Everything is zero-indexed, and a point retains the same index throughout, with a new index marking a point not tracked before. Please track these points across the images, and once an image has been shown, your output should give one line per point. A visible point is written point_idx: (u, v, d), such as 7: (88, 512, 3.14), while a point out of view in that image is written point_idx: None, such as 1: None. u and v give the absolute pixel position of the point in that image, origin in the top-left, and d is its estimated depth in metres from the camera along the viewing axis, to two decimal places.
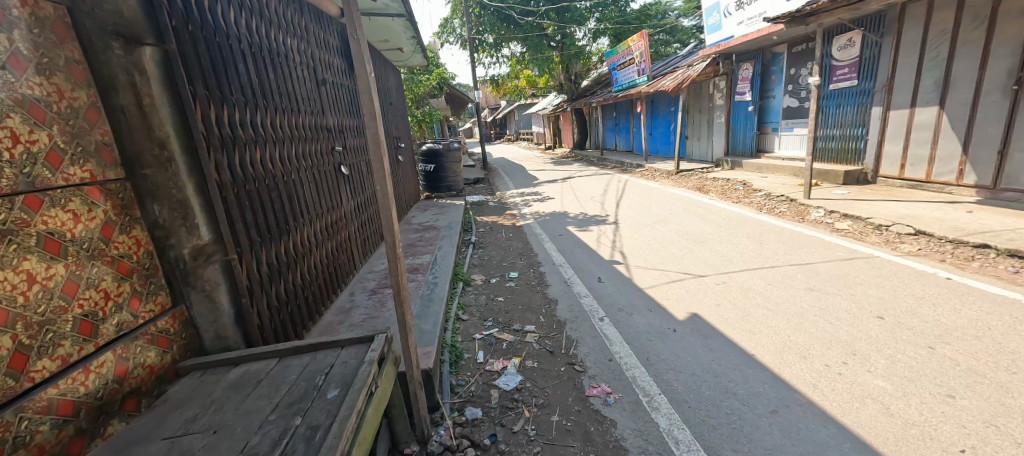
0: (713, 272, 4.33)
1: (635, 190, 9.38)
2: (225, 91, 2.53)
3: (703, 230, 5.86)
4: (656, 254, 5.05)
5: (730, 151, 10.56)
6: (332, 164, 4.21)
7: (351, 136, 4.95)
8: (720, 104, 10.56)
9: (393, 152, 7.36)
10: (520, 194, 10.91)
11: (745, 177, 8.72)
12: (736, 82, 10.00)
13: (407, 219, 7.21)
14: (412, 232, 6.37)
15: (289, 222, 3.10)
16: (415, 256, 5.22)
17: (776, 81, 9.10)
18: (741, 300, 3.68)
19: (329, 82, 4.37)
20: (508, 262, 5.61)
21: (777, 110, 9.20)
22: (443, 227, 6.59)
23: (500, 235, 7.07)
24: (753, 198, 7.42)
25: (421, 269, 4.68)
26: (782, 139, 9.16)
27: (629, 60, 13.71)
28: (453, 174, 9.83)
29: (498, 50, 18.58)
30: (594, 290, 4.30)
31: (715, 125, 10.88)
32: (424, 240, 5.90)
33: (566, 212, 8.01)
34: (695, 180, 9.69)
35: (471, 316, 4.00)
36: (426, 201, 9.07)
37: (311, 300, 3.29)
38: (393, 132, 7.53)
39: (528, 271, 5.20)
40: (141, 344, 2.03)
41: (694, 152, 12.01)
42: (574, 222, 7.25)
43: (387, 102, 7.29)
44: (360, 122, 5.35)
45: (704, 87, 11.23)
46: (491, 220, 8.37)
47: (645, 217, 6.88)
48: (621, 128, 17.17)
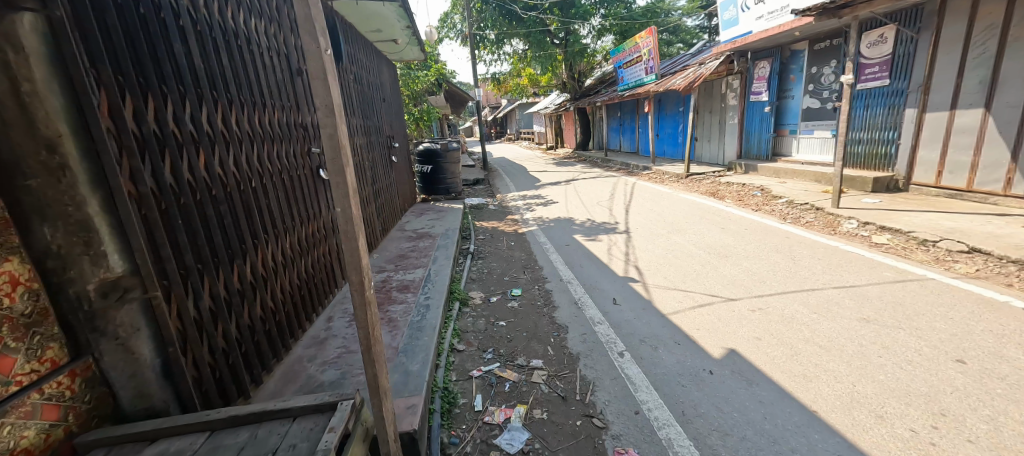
0: (745, 295, 3.77)
1: (645, 195, 8.81)
2: (151, 78, 1.95)
3: (725, 241, 5.31)
4: (676, 270, 4.49)
5: (743, 154, 10.00)
6: (308, 168, 3.66)
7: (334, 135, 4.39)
8: (733, 104, 10.00)
9: (386, 153, 6.80)
10: (521, 197, 10.34)
11: (762, 182, 8.16)
12: (752, 81, 9.42)
13: (400, 226, 6.65)
14: (404, 241, 5.81)
15: (246, 241, 2.54)
16: (406, 270, 4.66)
17: (795, 81, 8.52)
18: (785, 333, 3.13)
19: (305, 73, 3.80)
20: (510, 276, 5.05)
21: (796, 111, 8.62)
22: (439, 235, 6.04)
23: (501, 243, 6.51)
24: (774, 205, 6.87)
25: (412, 287, 4.12)
26: (800, 142, 8.59)
27: (636, 58, 13.13)
28: (451, 176, 9.27)
29: (499, 47, 17.99)
30: (609, 314, 3.74)
31: (727, 126, 10.31)
32: (418, 251, 5.34)
33: (572, 219, 7.45)
34: (707, 184, 9.13)
35: (468, 346, 3.44)
36: (422, 204, 8.52)
37: (275, 333, 2.74)
38: (386, 131, 6.96)
39: (531, 288, 4.64)
40: (11, 422, 1.50)
41: (704, 155, 11.43)
42: (581, 230, 6.70)
43: (380, 98, 6.71)
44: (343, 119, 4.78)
45: (715, 86, 10.66)
46: (490, 226, 7.81)
47: (658, 226, 6.32)
48: (626, 128, 16.60)
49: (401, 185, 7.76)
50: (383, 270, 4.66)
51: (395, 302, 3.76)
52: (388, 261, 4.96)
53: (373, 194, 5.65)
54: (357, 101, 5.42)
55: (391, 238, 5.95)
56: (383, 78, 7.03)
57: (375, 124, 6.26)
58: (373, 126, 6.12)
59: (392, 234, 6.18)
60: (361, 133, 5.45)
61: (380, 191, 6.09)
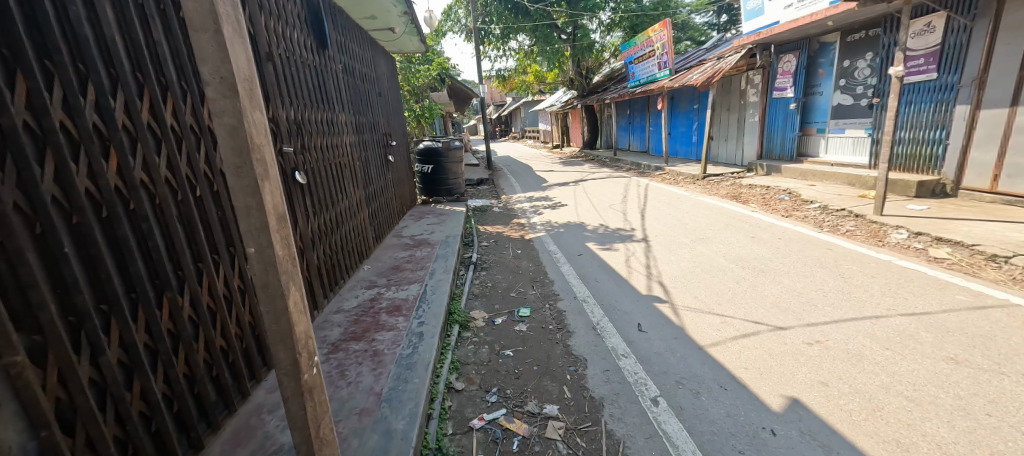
0: (797, 324, 3.18)
1: (659, 198, 8.21)
2: (20, 49, 1.40)
3: (760, 254, 4.71)
4: (709, 289, 3.90)
5: (764, 154, 9.38)
6: (283, 170, 3.09)
7: (318, 131, 3.83)
8: (754, 100, 9.37)
9: (382, 152, 6.25)
10: (528, 199, 9.77)
11: (789, 185, 7.55)
12: (776, 76, 8.77)
13: (397, 231, 6.11)
14: (400, 249, 5.24)
15: (184, 266, 1.99)
16: (400, 286, 4.08)
17: (824, 76, 7.87)
18: (858, 377, 2.54)
19: (280, 57, 3.22)
20: (517, 291, 4.49)
21: (824, 108, 7.99)
22: (439, 243, 5.48)
23: (506, 251, 5.94)
24: (806, 211, 6.25)
25: (405, 308, 3.55)
26: (829, 142, 7.95)
27: (649, 52, 12.47)
28: (453, 176, 8.70)
29: (505, 42, 17.36)
30: (636, 345, 3.16)
31: (747, 124, 9.68)
32: (414, 262, 4.78)
33: (583, 224, 6.87)
34: (728, 186, 8.52)
35: (468, 384, 2.89)
36: (422, 207, 7.96)
37: (224, 380, 2.20)
38: (382, 128, 6.40)
39: (542, 307, 4.07)
40: None
41: (721, 155, 10.80)
42: (593, 237, 6.13)
43: (375, 92, 6.13)
44: (329, 113, 4.21)
45: (734, 82, 10.03)
46: (495, 231, 7.25)
47: (681, 234, 5.72)
48: (636, 127, 15.96)
49: (400, 187, 7.19)
50: (373, 285, 4.11)
51: (384, 328, 3.20)
52: (379, 274, 4.39)
53: (365, 197, 5.10)
54: (348, 94, 4.87)
55: (385, 247, 5.38)
56: (379, 71, 6.48)
57: (369, 121, 5.72)
58: (367, 124, 5.57)
59: (387, 241, 5.63)
60: (352, 129, 4.90)
61: (375, 193, 5.55)
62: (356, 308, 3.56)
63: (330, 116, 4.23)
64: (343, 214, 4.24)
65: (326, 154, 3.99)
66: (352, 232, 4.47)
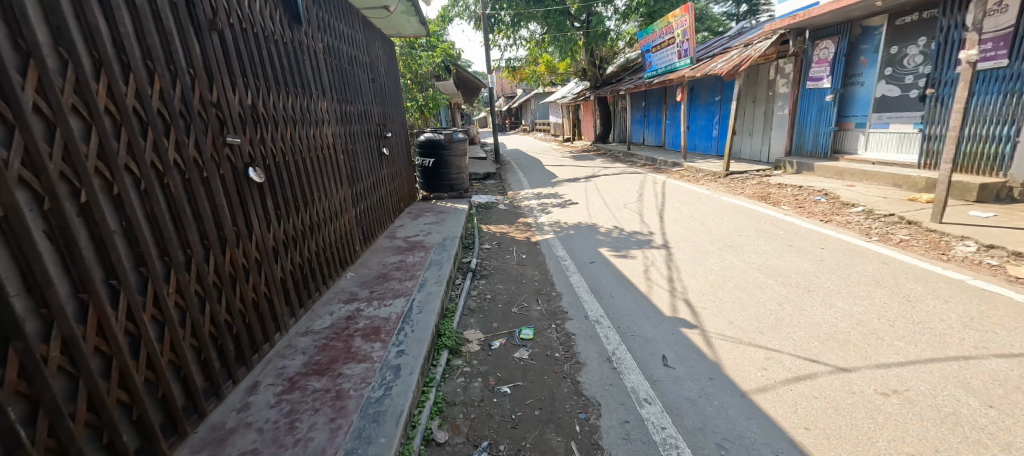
0: (864, 365, 2.57)
1: (678, 197, 7.54)
2: None
3: (801, 267, 4.07)
4: (746, 313, 3.29)
5: (793, 150, 8.65)
6: (232, 164, 2.54)
7: (287, 116, 3.25)
8: (784, 92, 8.63)
9: (375, 144, 5.68)
10: (536, 195, 9.19)
11: (825, 185, 6.86)
12: (810, 64, 8.02)
13: (391, 231, 5.58)
14: (390, 254, 4.69)
15: None
16: (383, 300, 3.50)
17: (867, 64, 7.12)
18: (961, 450, 1.94)
19: (229, 25, 2.63)
20: (520, 306, 3.93)
21: (865, 100, 7.25)
22: (434, 247, 4.90)
23: (510, 256, 5.37)
24: (848, 215, 5.58)
25: (384, 331, 2.98)
26: (870, 138, 7.24)
27: (668, 40, 11.70)
28: (456, 171, 8.11)
29: (515, 30, 16.74)
30: (662, 386, 2.57)
31: (776, 118, 8.94)
32: (404, 269, 4.20)
33: (595, 225, 6.27)
34: (754, 185, 7.84)
35: (453, 435, 2.33)
36: (422, 204, 7.40)
37: (120, 446, 1.65)
38: (376, 118, 5.83)
39: (547, 328, 3.48)
40: None
41: (745, 151, 10.08)
42: (607, 240, 5.53)
43: (368, 77, 5.54)
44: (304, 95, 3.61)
45: (762, 72, 9.29)
46: (499, 230, 6.69)
47: (706, 240, 5.09)
48: (652, 120, 15.21)
49: (397, 183, 6.64)
50: (352, 298, 3.55)
51: (355, 358, 2.64)
52: (362, 285, 3.81)
53: (352, 195, 4.54)
54: (331, 76, 4.27)
55: (375, 250, 4.84)
56: (374, 54, 5.91)
57: (360, 109, 5.14)
58: (356, 113, 5.00)
59: (377, 243, 5.06)
60: (336, 117, 4.32)
61: (364, 189, 4.99)
62: (327, 329, 3.00)
63: (305, 98, 3.63)
64: (319, 214, 3.68)
65: (299, 144, 3.42)
66: (332, 234, 3.90)
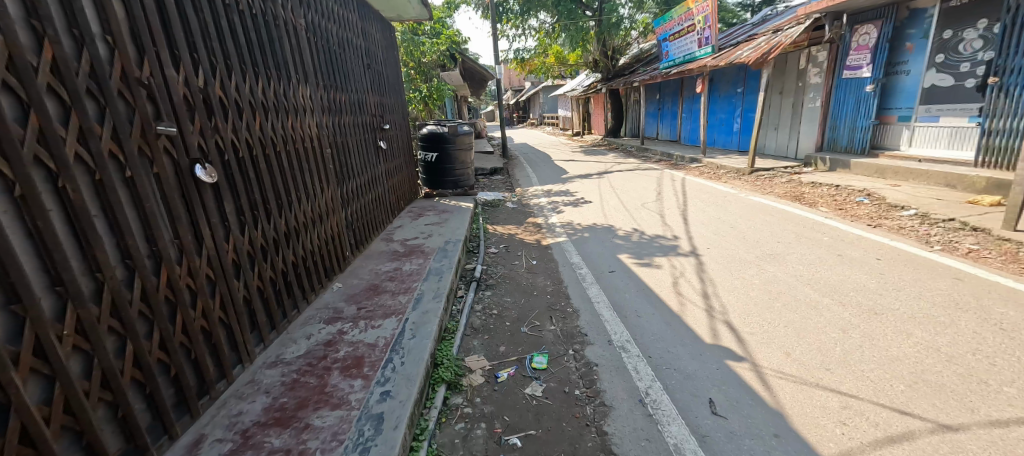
0: (973, 422, 2.03)
1: (701, 197, 6.93)
2: None
3: (859, 283, 3.49)
4: (805, 343, 2.73)
5: (826, 145, 8.04)
6: (173, 159, 2.01)
7: (253, 102, 2.71)
8: (817, 82, 8.00)
9: (370, 136, 5.14)
10: (546, 192, 8.64)
11: (866, 185, 6.25)
12: (847, 52, 7.39)
13: (388, 233, 5.07)
14: (384, 260, 4.16)
15: None
16: (371, 321, 2.95)
17: (914, 50, 6.51)
18: None
19: None
20: (532, 325, 3.40)
21: (910, 91, 6.63)
22: (434, 253, 4.36)
23: (518, 262, 4.83)
24: (898, 219, 4.99)
25: (367, 363, 2.44)
26: (916, 133, 6.62)
27: (687, 27, 11.02)
28: (461, 166, 7.56)
29: (524, 19, 16.14)
30: (713, 444, 2.03)
31: (806, 111, 8.33)
32: (399, 280, 3.66)
33: (612, 227, 5.71)
34: (784, 183, 7.22)
35: None
36: (424, 201, 6.88)
37: None
38: (372, 109, 5.30)
39: (564, 355, 2.94)
40: None
41: (768, 146, 9.48)
42: (627, 245, 4.98)
43: (361, 62, 4.98)
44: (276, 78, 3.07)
45: (791, 61, 8.66)
46: (507, 231, 6.16)
47: (741, 247, 4.51)
48: (667, 113, 14.55)
49: (396, 180, 6.12)
50: (336, 316, 3.02)
51: (328, 403, 2.12)
52: (348, 300, 3.29)
53: (340, 195, 4.01)
54: (314, 58, 3.72)
55: (368, 256, 4.31)
56: (370, 38, 5.37)
57: (351, 98, 4.60)
58: (347, 102, 4.45)
59: (372, 248, 4.54)
60: (322, 105, 3.79)
61: (356, 188, 4.46)
62: (300, 360, 2.48)
63: (280, 81, 3.08)
64: (299, 218, 3.15)
65: (271, 135, 2.88)
66: (314, 241, 3.37)
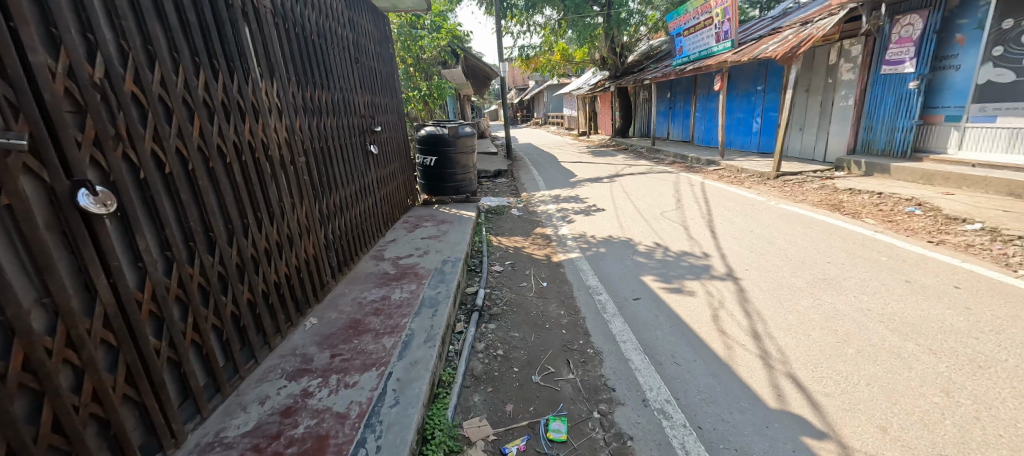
0: None
1: (727, 205, 6.29)
2: None
3: (946, 322, 2.85)
4: (902, 413, 2.11)
5: (860, 147, 7.41)
6: (43, 182, 1.41)
7: (190, 100, 2.10)
8: (851, 78, 7.38)
9: (359, 140, 4.53)
10: (555, 198, 8.02)
11: (914, 193, 5.61)
12: (886, 45, 6.77)
13: (378, 250, 4.48)
14: (370, 286, 3.55)
15: None
16: (345, 376, 2.34)
17: (966, 42, 5.89)
18: None
19: None
20: (545, 372, 2.78)
21: (961, 88, 6.02)
22: (429, 276, 3.75)
23: (526, 284, 4.21)
24: (963, 235, 4.35)
25: (331, 448, 1.84)
26: (968, 134, 5.99)
27: (704, 21, 10.35)
28: (463, 170, 6.94)
29: (530, 15, 15.60)
30: None
31: (837, 109, 7.72)
32: (386, 314, 3.05)
33: (631, 240, 5.09)
34: (817, 190, 6.58)
35: None
36: (422, 209, 6.29)
37: None
38: (361, 108, 4.69)
39: (587, 419, 2.32)
40: None
41: (793, 147, 8.88)
42: (651, 263, 4.36)
43: (347, 55, 4.36)
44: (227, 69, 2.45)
45: (820, 55, 8.04)
46: (514, 243, 5.56)
47: (786, 268, 3.88)
48: (679, 112, 13.91)
49: (391, 187, 5.52)
50: (303, 369, 2.43)
51: None
52: (322, 343, 2.68)
53: (319, 210, 3.40)
54: (283, 48, 3.11)
55: (353, 280, 3.72)
56: (358, 29, 4.75)
57: (335, 96, 3.99)
58: (328, 101, 3.83)
59: (358, 269, 3.95)
60: (295, 104, 3.18)
61: (339, 200, 3.86)
62: (245, 441, 1.89)
63: (232, 73, 2.47)
64: (261, 244, 2.54)
65: (218, 142, 2.27)
66: (282, 269, 2.77)
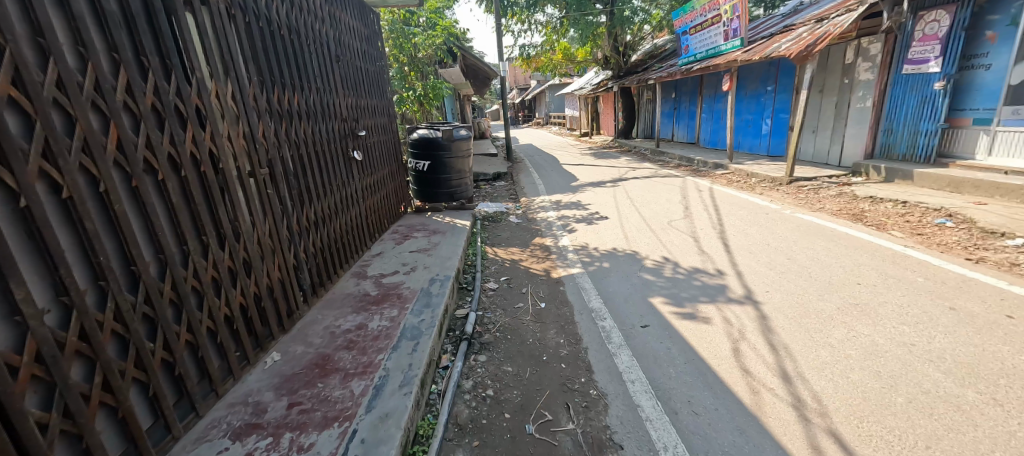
0: None
1: (739, 213, 5.87)
2: None
3: (1007, 362, 2.47)
4: None
5: (880, 151, 7.00)
6: None
7: (105, 105, 1.70)
8: (870, 78, 6.96)
9: (340, 145, 4.13)
10: (556, 204, 7.62)
11: (942, 202, 5.21)
12: (909, 43, 6.36)
13: (360, 265, 4.09)
14: (346, 311, 3.15)
15: None
16: (300, 437, 1.96)
17: (997, 40, 5.49)
18: None
19: None
20: (541, 420, 2.39)
21: (991, 89, 5.62)
22: (414, 299, 3.35)
23: (522, 305, 3.82)
24: (1005, 252, 3.95)
25: None
26: (998, 139, 5.59)
27: (712, 18, 9.93)
28: (458, 175, 6.53)
29: (531, 13, 15.20)
30: None
31: (854, 111, 7.31)
32: (359, 348, 2.66)
33: (638, 254, 4.69)
34: (835, 197, 6.17)
35: None
36: (414, 218, 5.89)
37: None
38: (343, 111, 4.28)
39: None
40: None
41: (806, 150, 8.47)
42: (660, 282, 3.96)
43: (325, 52, 3.94)
44: (161, 66, 2.05)
45: (836, 54, 7.63)
46: (510, 256, 5.17)
47: (812, 291, 3.47)
48: (684, 113, 13.49)
49: (379, 195, 5.12)
50: (252, 425, 2.04)
51: None
52: (280, 388, 2.30)
53: (288, 227, 2.99)
54: (243, 43, 2.70)
55: (329, 302, 3.33)
56: (340, 24, 4.35)
57: (310, 98, 3.58)
58: (301, 103, 3.43)
59: (336, 289, 3.56)
60: (259, 107, 2.78)
61: (314, 213, 3.45)
62: None
63: (168, 71, 2.07)
64: (207, 274, 2.14)
65: (147, 155, 1.87)
66: (237, 300, 2.38)
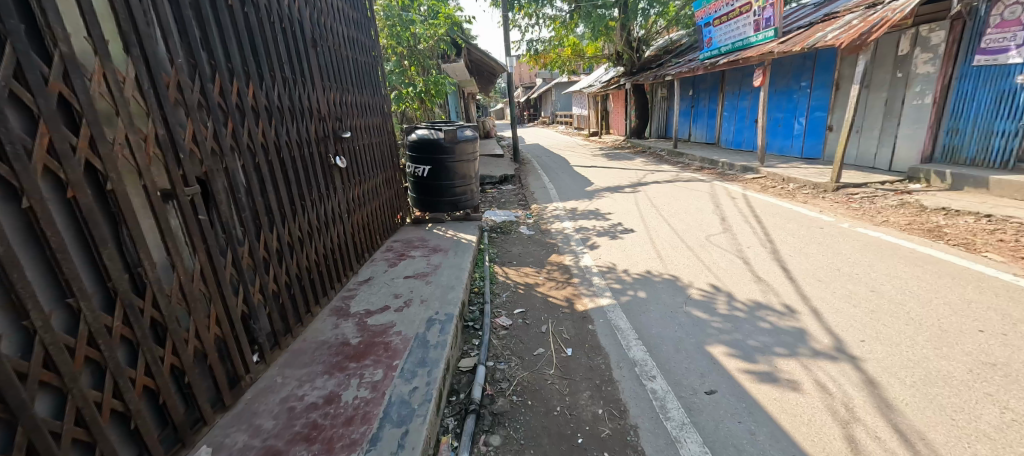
0: None
1: (789, 227, 5.05)
2: None
3: None
4: None
5: (943, 154, 6.17)
6: None
7: None
8: (932, 70, 6.11)
9: (318, 150, 3.34)
10: (571, 213, 6.81)
11: None
12: (984, 30, 5.50)
13: (342, 297, 3.31)
14: (315, 372, 2.36)
15: None
16: None
17: None
18: None
19: None
20: None
21: None
22: (406, 350, 2.56)
23: (543, 352, 3.02)
24: None
25: None
26: None
27: (739, 8, 9.07)
28: (462, 181, 5.74)
29: (539, 7, 14.37)
30: None
31: (910, 109, 6.46)
32: (322, 442, 1.88)
33: (679, 281, 3.88)
34: (897, 208, 5.34)
35: None
36: (412, 232, 5.11)
37: None
38: (323, 108, 3.48)
39: None
40: None
41: (849, 153, 7.62)
42: (716, 322, 3.15)
43: (296, 33, 3.16)
44: None
45: (888, 44, 6.77)
46: (524, 278, 4.38)
47: (925, 342, 2.66)
48: (704, 111, 12.66)
49: (371, 207, 4.34)
50: None
51: None
52: None
53: (234, 262, 2.21)
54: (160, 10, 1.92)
55: (296, 355, 2.55)
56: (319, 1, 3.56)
57: (274, 91, 2.79)
58: (261, 97, 2.64)
59: (309, 333, 2.79)
60: (189, 101, 2.00)
61: (280, 239, 2.68)
62: None
63: None
64: (70, 358, 1.38)
65: None
66: (137, 385, 1.61)
